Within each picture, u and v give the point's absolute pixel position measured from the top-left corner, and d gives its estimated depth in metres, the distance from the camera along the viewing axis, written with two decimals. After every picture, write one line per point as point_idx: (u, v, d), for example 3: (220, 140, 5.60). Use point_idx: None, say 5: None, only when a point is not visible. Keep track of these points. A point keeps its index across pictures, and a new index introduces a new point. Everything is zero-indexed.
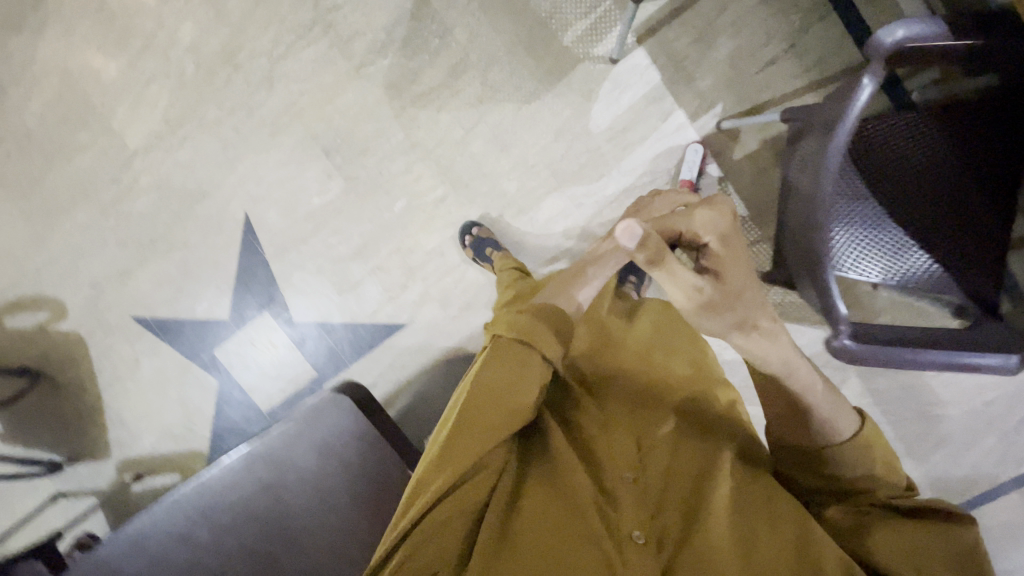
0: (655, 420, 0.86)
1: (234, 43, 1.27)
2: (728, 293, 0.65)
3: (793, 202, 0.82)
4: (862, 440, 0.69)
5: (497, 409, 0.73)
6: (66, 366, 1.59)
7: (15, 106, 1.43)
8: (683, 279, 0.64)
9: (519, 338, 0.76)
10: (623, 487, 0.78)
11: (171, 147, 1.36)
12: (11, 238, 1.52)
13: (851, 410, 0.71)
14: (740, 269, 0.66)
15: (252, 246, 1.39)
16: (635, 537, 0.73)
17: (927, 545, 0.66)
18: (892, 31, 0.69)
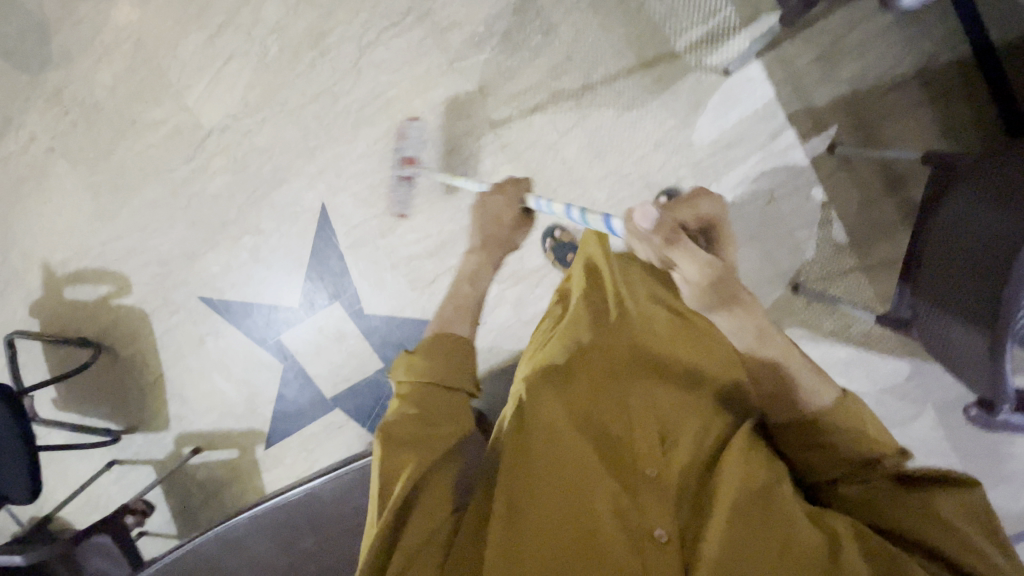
0: (680, 409, 0.84)
1: (323, 26, 1.21)
2: (726, 276, 0.66)
3: (955, 256, 0.76)
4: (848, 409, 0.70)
5: (411, 434, 0.73)
6: (128, 341, 1.60)
7: (83, 76, 1.38)
8: (698, 253, 0.64)
9: (432, 378, 0.77)
10: (646, 484, 0.76)
11: (248, 131, 1.32)
12: (76, 210, 1.50)
13: (824, 390, 0.71)
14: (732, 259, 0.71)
15: (327, 238, 1.37)
16: (659, 537, 0.72)
17: (946, 508, 0.64)
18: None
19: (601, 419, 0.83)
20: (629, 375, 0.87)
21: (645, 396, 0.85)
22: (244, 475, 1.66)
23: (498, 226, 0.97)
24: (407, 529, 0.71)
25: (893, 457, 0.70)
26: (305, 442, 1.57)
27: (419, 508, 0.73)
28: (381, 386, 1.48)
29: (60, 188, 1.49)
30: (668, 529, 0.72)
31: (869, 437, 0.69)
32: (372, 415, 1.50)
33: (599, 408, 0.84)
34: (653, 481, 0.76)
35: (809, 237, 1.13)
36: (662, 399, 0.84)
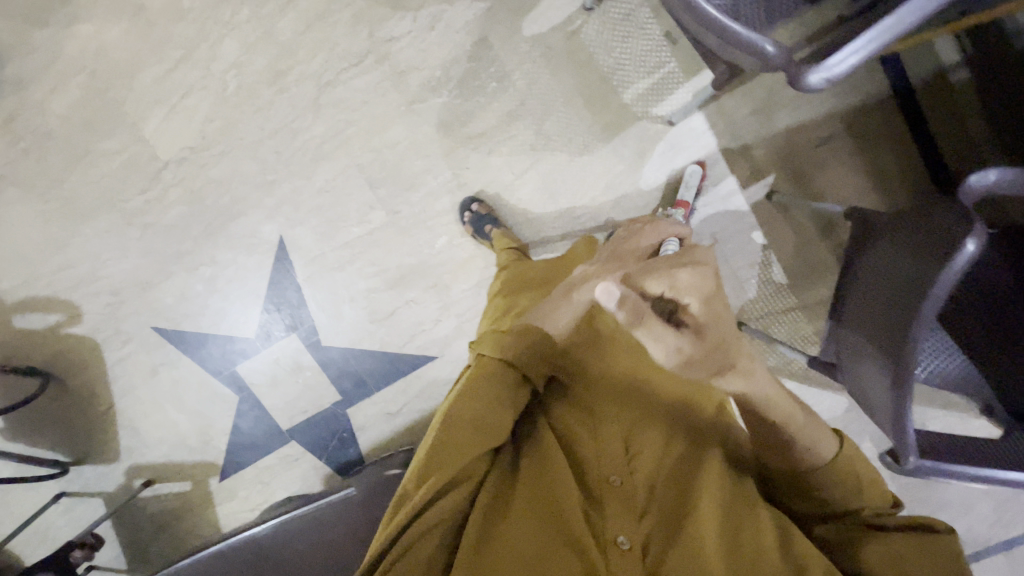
0: (643, 426, 0.86)
1: (282, 64, 1.22)
2: (711, 345, 0.53)
3: (867, 311, 0.79)
4: (841, 461, 0.69)
5: (467, 418, 0.76)
6: (77, 370, 1.56)
7: (36, 103, 1.36)
8: (668, 340, 0.52)
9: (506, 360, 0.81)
10: (609, 493, 0.79)
11: (206, 163, 1.32)
12: (25, 237, 1.47)
13: (829, 434, 0.69)
14: (721, 318, 0.54)
15: (285, 270, 1.37)
16: (621, 544, 0.74)
17: (888, 548, 0.68)
18: (845, 67, 0.64)
19: (574, 433, 0.86)
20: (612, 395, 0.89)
21: (617, 411, 0.87)
22: (197, 508, 1.63)
23: (635, 248, 0.82)
24: (423, 517, 0.71)
25: (879, 504, 0.72)
26: (261, 473, 1.56)
27: (448, 493, 0.74)
28: (338, 418, 1.47)
29: (9, 215, 1.45)
30: (630, 537, 0.75)
31: (861, 483, 0.71)
32: (329, 448, 1.49)
33: (581, 427, 0.86)
34: (614, 488, 0.79)
35: (751, 277, 1.18)
36: (632, 416, 0.87)
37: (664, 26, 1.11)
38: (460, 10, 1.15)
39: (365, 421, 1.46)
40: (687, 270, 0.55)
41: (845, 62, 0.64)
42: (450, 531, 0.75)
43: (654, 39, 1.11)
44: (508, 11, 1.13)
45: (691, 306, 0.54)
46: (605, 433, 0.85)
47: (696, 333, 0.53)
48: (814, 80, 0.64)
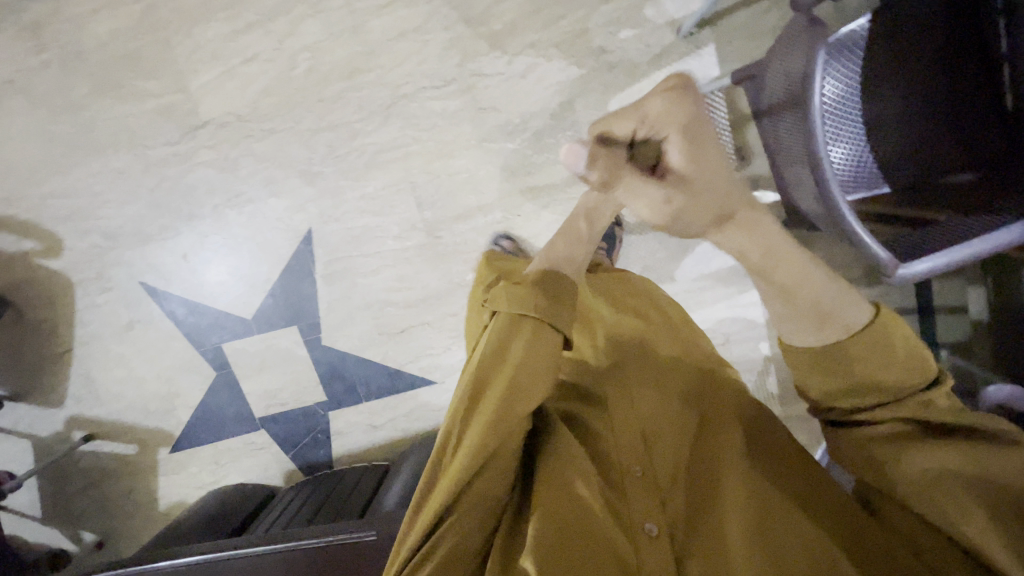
0: (654, 406, 0.75)
1: (362, 63, 1.19)
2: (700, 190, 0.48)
3: None
4: (876, 335, 0.52)
5: (503, 373, 0.58)
6: (41, 304, 1.44)
7: (72, 18, 1.25)
8: (645, 192, 0.48)
9: (528, 311, 0.60)
10: (632, 480, 0.68)
11: (249, 135, 1.25)
12: (22, 153, 1.35)
13: (857, 301, 0.53)
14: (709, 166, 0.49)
15: (304, 262, 1.33)
16: (649, 530, 0.64)
17: (927, 461, 0.52)
18: (917, 271, 0.71)
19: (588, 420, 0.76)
20: (624, 377, 0.79)
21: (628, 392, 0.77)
22: (136, 474, 1.54)
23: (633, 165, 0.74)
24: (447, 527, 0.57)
25: (919, 390, 0.53)
26: (218, 454, 1.49)
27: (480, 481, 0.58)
28: (317, 418, 1.44)
29: (9, 125, 1.34)
30: (658, 521, 0.64)
31: (900, 378, 0.53)
32: (300, 444, 1.46)
33: (589, 417, 0.77)
34: (639, 479, 0.68)
35: (748, 383, 1.27)
36: (642, 393, 0.77)
37: (738, 141, 1.16)
38: (557, 68, 1.16)
39: (344, 426, 1.43)
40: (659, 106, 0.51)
41: (920, 269, 0.71)
42: (470, 540, 0.59)
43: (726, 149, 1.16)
44: (601, 83, 1.16)
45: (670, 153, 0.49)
46: (620, 417, 0.75)
47: (683, 179, 0.48)
48: (887, 272, 0.71)
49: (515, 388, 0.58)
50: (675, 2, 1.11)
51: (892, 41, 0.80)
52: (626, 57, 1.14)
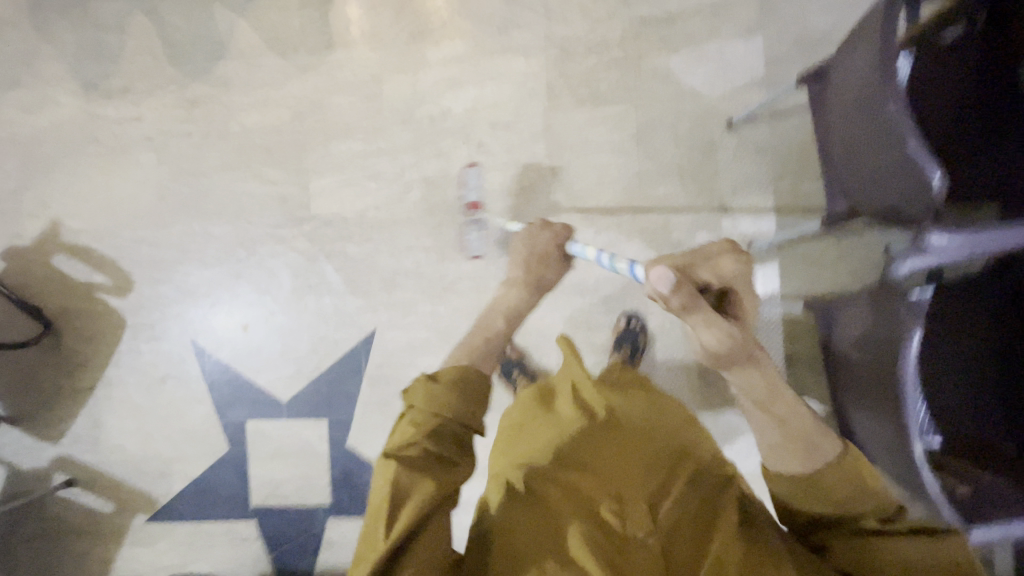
0: (648, 480, 0.76)
1: (467, 203, 1.34)
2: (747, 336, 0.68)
3: None
4: (848, 466, 0.64)
5: (419, 459, 0.66)
6: (85, 336, 1.45)
7: (226, 105, 1.42)
8: (719, 327, 0.66)
9: (429, 407, 0.69)
10: (636, 550, 0.69)
11: (347, 238, 1.37)
12: (131, 198, 1.45)
13: (829, 438, 0.67)
14: (750, 311, 0.76)
15: (355, 361, 1.36)
16: None
17: (898, 555, 0.60)
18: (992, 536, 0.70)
19: (587, 491, 0.76)
20: (618, 448, 0.79)
21: (626, 460, 0.78)
22: (99, 536, 1.42)
23: (541, 260, 1.11)
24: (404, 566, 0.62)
25: (883, 507, 0.63)
26: (195, 535, 1.40)
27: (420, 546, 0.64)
28: (312, 521, 1.37)
29: (130, 173, 1.46)
30: None
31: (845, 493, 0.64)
32: (286, 545, 1.37)
33: (579, 482, 0.77)
34: (644, 547, 0.69)
35: None
36: (641, 465, 0.77)
37: (789, 351, 1.26)
38: (637, 249, 1.30)
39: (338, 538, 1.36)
40: (558, 232, 1.15)
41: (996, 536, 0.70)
42: None
43: (776, 355, 1.26)
44: None
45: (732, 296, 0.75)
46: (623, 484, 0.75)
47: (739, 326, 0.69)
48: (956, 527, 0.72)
49: (426, 473, 0.65)
50: (750, 222, 1.26)
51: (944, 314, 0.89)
52: None
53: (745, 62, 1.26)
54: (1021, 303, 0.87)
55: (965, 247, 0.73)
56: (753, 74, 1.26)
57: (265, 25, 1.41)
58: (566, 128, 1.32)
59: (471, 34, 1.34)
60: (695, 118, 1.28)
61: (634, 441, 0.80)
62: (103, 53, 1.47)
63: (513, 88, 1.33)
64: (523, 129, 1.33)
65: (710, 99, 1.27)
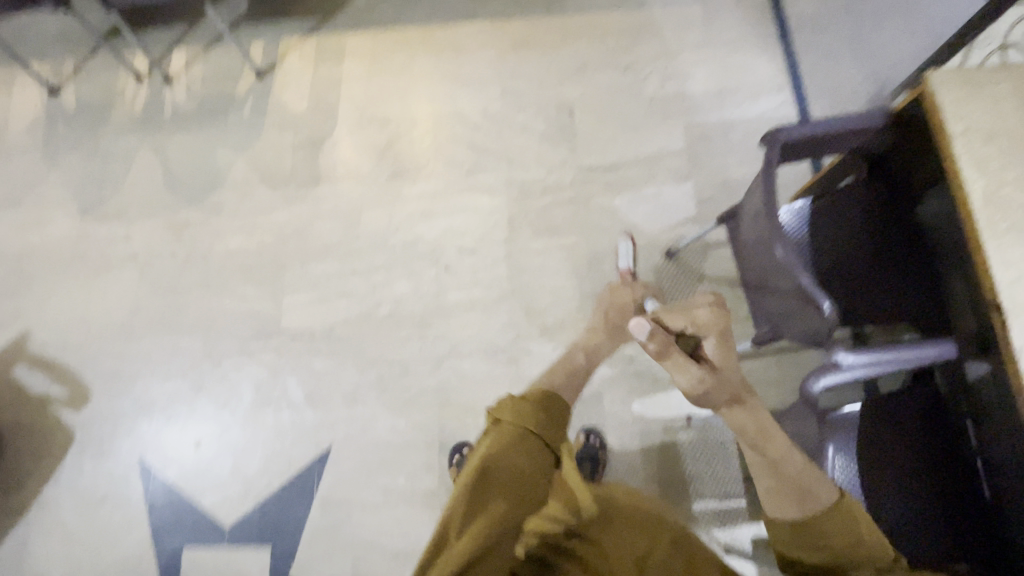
0: (641, 545, 0.77)
1: (433, 320, 1.42)
2: (723, 381, 0.76)
3: None
4: (843, 512, 0.64)
5: (512, 472, 0.62)
6: (26, 452, 1.40)
7: (215, 228, 1.54)
8: (688, 370, 0.77)
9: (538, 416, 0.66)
10: None
11: (314, 352, 1.41)
12: (106, 311, 1.50)
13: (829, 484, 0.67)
14: (732, 364, 0.79)
15: (309, 479, 1.32)
16: None
17: None
18: None
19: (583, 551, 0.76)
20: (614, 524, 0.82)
21: (623, 532, 0.80)
22: None
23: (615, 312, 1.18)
24: None
25: (881, 556, 0.64)
26: None
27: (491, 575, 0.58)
28: None
29: (110, 287, 1.52)
30: None
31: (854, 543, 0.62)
32: None
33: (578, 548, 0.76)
34: None
35: None
36: (639, 535, 0.79)
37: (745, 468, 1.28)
38: None
39: None
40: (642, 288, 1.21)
41: None
42: None
43: (734, 473, 1.27)
44: (628, 386, 1.34)
45: (707, 343, 0.80)
46: (617, 546, 0.76)
47: (713, 373, 0.76)
48: None
49: (527, 482, 0.62)
50: None
51: (873, 419, 0.97)
52: (653, 371, 1.35)
53: (680, 203, 1.45)
54: (937, 406, 0.96)
55: (868, 364, 0.84)
56: (688, 213, 1.45)
57: (261, 162, 1.59)
58: (526, 254, 1.46)
59: (444, 174, 1.53)
60: (640, 248, 1.43)
61: (633, 523, 0.83)
62: (107, 180, 1.61)
63: (478, 220, 1.49)
64: (487, 255, 1.46)
65: (652, 232, 1.44)
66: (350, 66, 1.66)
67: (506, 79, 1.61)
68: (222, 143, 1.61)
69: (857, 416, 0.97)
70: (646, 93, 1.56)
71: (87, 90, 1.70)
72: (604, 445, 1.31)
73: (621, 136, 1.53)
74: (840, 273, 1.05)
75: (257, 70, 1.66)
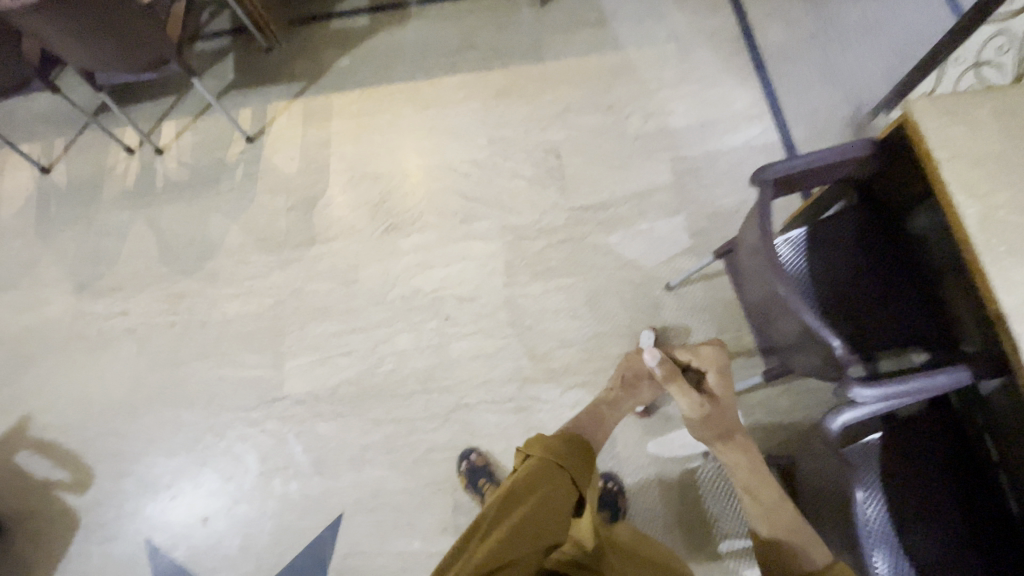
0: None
1: (437, 372, 1.40)
2: (723, 420, 0.95)
3: None
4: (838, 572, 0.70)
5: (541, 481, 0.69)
6: (27, 543, 1.35)
7: (213, 295, 1.53)
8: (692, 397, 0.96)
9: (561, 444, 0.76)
10: None
11: (320, 415, 1.39)
12: (105, 389, 1.48)
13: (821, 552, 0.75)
14: (730, 407, 0.97)
15: (322, 550, 1.28)
16: None
17: None
18: None
19: None
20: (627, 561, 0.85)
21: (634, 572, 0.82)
22: None
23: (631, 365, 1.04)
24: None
25: None
26: None
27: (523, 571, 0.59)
28: None
29: (109, 363, 1.50)
30: None
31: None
32: None
33: None
34: None
35: None
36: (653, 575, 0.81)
37: None
38: None
39: None
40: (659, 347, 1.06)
41: None
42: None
43: None
44: (640, 426, 1.32)
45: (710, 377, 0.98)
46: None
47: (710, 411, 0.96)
48: None
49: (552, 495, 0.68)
50: None
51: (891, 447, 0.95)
52: (663, 409, 1.33)
53: (674, 236, 1.46)
54: (948, 429, 0.96)
55: (882, 398, 0.82)
56: (683, 245, 1.45)
57: (255, 226, 1.59)
58: (525, 298, 1.45)
59: (438, 225, 1.55)
60: (639, 284, 1.43)
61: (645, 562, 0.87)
62: (101, 255, 1.61)
63: (475, 268, 1.49)
64: (486, 302, 1.46)
65: (649, 267, 1.44)
66: (337, 126, 1.69)
67: (492, 127, 1.64)
68: (216, 210, 1.62)
69: (875, 444, 0.95)
70: (630, 130, 1.59)
71: (79, 167, 1.71)
72: (622, 488, 1.29)
73: (609, 175, 1.55)
74: (845, 302, 1.05)
75: (247, 136, 1.69)
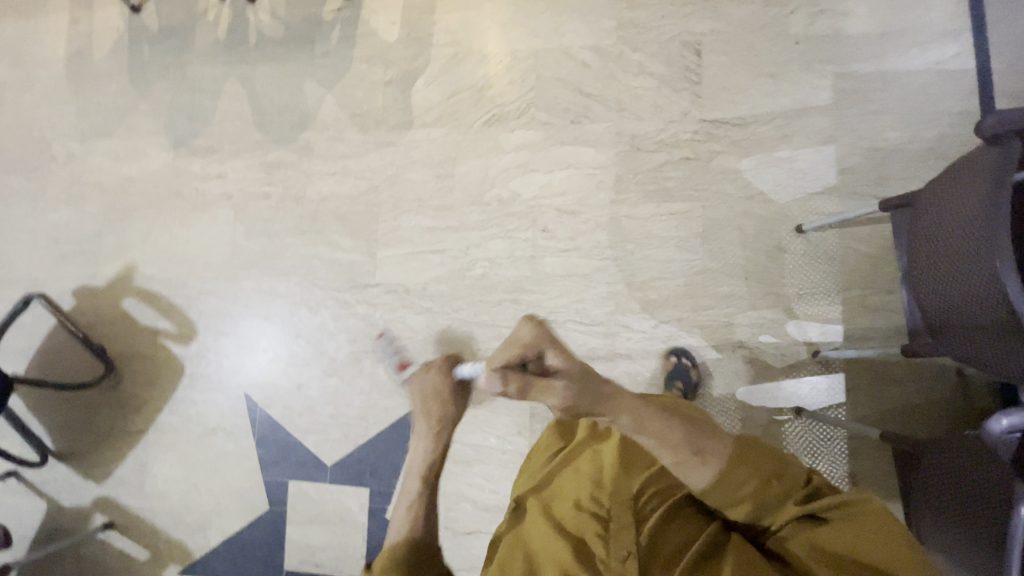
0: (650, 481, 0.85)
1: (528, 284, 1.36)
2: (580, 386, 0.69)
3: None
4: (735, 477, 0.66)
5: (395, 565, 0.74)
6: (141, 380, 1.50)
7: (306, 170, 1.49)
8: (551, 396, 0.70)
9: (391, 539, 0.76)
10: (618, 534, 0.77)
11: (408, 308, 1.40)
12: (203, 250, 1.52)
13: (715, 456, 0.67)
14: (576, 363, 0.71)
15: (403, 431, 1.36)
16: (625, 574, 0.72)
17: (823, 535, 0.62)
18: None
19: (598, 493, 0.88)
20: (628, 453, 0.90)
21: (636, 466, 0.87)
22: None
23: (438, 402, 0.86)
24: None
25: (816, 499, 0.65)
26: None
27: None
28: None
29: (206, 226, 1.53)
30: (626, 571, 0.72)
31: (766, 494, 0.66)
32: None
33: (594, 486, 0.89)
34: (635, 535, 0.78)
35: None
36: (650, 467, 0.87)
37: (853, 467, 1.21)
38: (696, 345, 1.29)
39: None
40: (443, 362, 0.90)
41: None
42: None
43: (840, 471, 1.21)
44: (732, 371, 1.27)
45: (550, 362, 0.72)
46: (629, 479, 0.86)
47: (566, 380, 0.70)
48: None
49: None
50: (817, 329, 1.24)
51: None
52: (760, 357, 1.26)
53: (818, 170, 1.27)
54: None
55: None
56: (824, 183, 1.27)
57: (350, 99, 1.49)
58: (633, 219, 1.34)
59: (546, 123, 1.39)
60: (763, 221, 1.28)
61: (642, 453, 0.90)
62: (196, 112, 1.56)
63: (581, 177, 1.37)
64: (589, 218, 1.36)
65: (781, 203, 1.28)
66: None
67: (623, 10, 1.39)
68: (309, 76, 1.51)
69: None
70: (792, 31, 1.32)
71: (169, 10, 1.60)
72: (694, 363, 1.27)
73: (754, 87, 1.32)
74: None
75: None
